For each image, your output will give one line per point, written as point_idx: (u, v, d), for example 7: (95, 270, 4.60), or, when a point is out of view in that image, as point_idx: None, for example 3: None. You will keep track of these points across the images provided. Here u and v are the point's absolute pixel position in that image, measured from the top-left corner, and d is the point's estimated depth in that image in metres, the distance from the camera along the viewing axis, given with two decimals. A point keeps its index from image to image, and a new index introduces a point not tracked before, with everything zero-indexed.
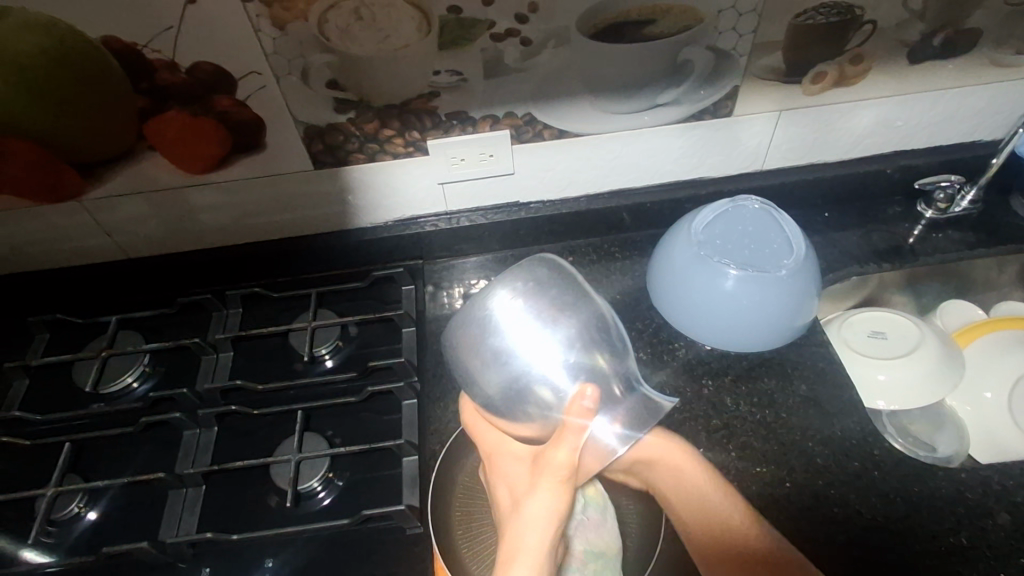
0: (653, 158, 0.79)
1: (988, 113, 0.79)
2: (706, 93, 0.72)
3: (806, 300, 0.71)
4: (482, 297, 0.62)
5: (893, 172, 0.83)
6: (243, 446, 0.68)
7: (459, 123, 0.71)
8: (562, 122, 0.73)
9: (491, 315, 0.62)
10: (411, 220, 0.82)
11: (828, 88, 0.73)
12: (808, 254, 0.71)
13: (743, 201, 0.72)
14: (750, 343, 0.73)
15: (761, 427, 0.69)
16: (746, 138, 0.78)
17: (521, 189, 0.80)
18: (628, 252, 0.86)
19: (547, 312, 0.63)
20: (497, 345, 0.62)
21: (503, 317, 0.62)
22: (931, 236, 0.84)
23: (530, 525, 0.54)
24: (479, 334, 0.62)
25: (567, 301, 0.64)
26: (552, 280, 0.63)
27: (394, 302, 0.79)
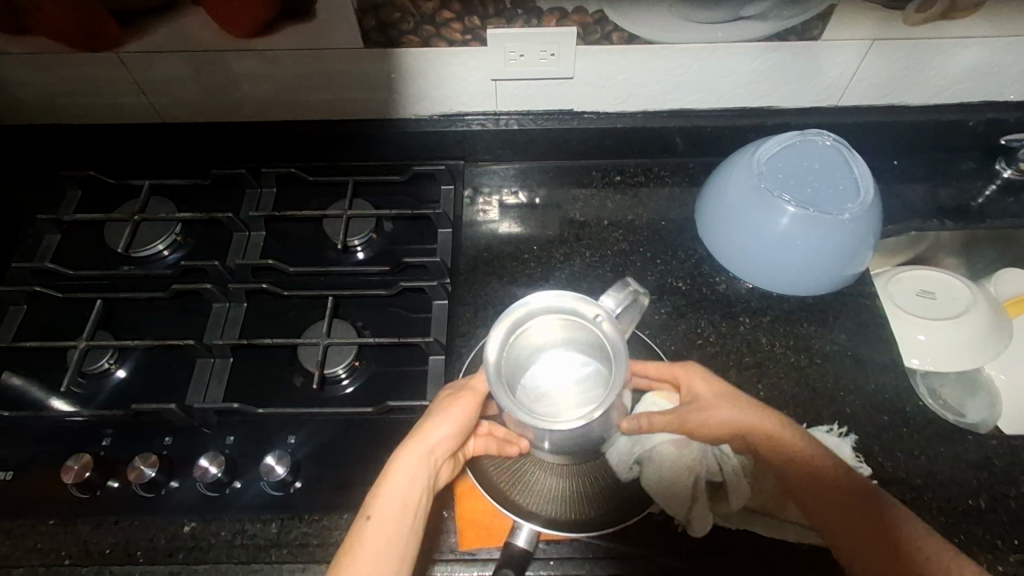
0: (722, 78, 0.73)
1: None
2: (797, 11, 0.65)
3: (862, 250, 0.68)
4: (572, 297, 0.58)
5: (978, 126, 0.77)
6: (272, 325, 0.68)
7: (524, 12, 0.66)
8: (634, 27, 0.67)
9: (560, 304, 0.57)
10: (457, 117, 0.78)
11: (930, 21, 0.66)
12: (874, 200, 0.67)
13: (814, 135, 0.68)
14: (794, 288, 0.71)
15: (794, 369, 0.68)
16: (827, 69, 0.72)
17: (576, 97, 0.76)
18: (678, 177, 0.82)
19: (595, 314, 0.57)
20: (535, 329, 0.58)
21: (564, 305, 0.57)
22: (1001, 198, 0.79)
23: (447, 418, 0.54)
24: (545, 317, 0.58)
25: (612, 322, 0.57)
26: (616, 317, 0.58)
27: (431, 201, 0.77)
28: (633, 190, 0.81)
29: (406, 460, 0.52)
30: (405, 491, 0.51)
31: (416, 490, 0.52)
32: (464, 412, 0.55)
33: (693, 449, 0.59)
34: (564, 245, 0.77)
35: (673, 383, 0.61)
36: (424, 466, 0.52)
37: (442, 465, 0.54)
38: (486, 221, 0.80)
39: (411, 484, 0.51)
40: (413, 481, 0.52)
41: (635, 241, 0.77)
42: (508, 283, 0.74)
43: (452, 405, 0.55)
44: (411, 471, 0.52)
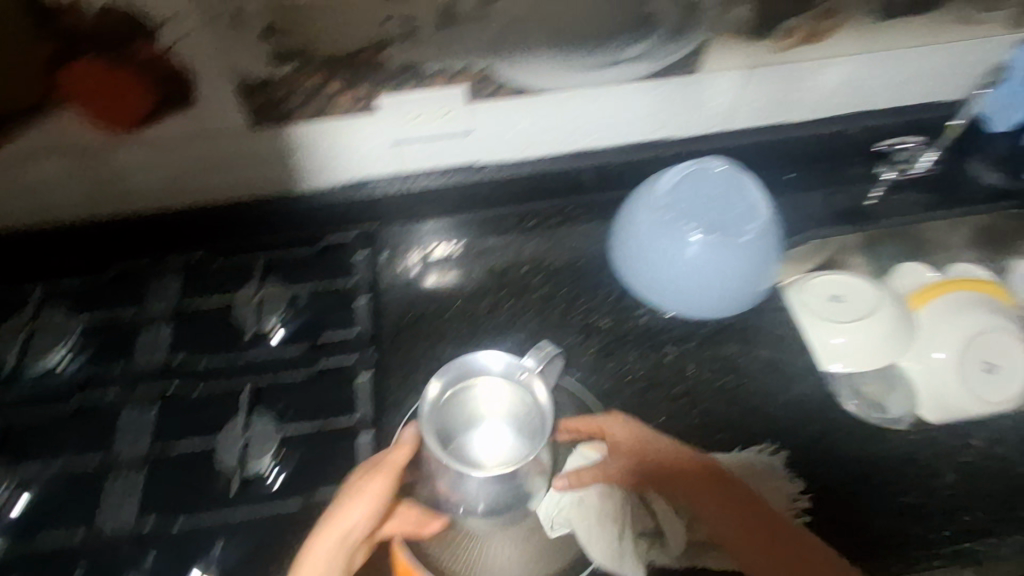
0: (616, 116, 0.75)
1: (953, 72, 0.77)
2: (673, 49, 0.68)
3: (767, 267, 0.70)
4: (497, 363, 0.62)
5: (858, 134, 0.81)
6: (187, 425, 0.64)
7: (412, 77, 0.66)
8: (523, 79, 0.69)
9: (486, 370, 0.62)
10: (364, 182, 0.77)
11: (795, 46, 0.71)
12: (773, 217, 0.70)
13: (708, 161, 0.70)
14: (712, 311, 0.72)
15: (722, 392, 0.69)
16: (711, 98, 0.75)
17: (478, 150, 0.76)
18: (591, 216, 0.82)
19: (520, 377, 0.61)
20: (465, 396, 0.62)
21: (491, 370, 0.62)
22: (890, 198, 0.83)
23: (359, 502, 0.56)
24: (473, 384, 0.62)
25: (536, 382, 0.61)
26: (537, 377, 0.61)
27: (345, 270, 0.74)
28: (550, 232, 0.82)
29: (320, 544, 0.55)
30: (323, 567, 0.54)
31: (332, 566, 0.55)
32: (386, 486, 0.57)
33: (617, 494, 0.61)
34: (487, 296, 0.77)
35: (600, 437, 0.64)
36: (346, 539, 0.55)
37: (359, 545, 0.57)
38: (407, 281, 0.78)
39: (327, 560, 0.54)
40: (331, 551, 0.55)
41: (556, 283, 0.78)
42: (435, 343, 0.73)
43: (364, 487, 0.57)
44: (327, 550, 0.55)
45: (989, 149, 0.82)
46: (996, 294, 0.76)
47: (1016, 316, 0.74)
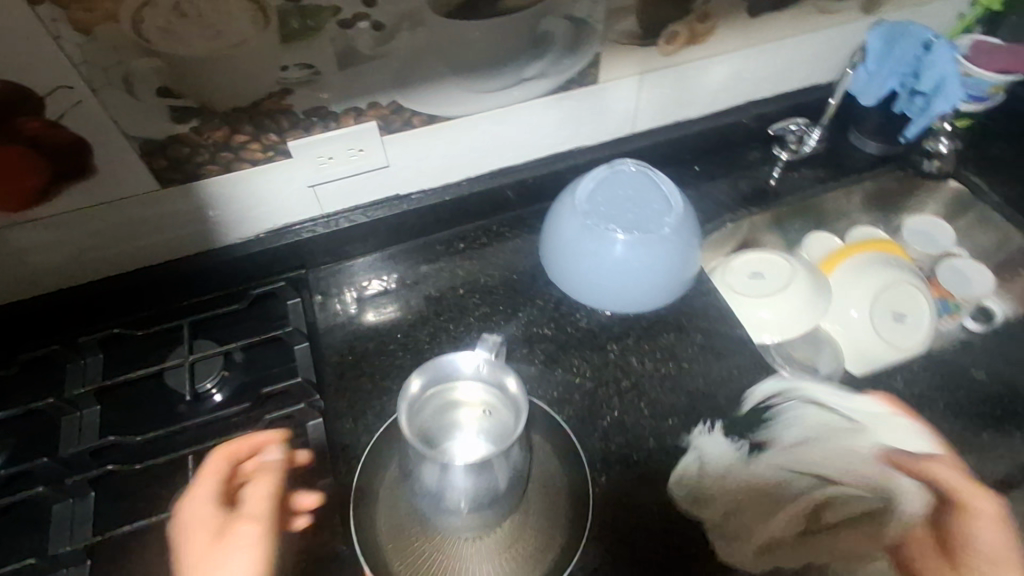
0: (527, 132, 0.78)
1: (824, 56, 0.84)
2: (570, 63, 0.71)
3: (690, 254, 0.74)
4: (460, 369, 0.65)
5: (751, 121, 0.87)
6: (130, 506, 0.61)
7: (320, 119, 0.66)
8: (432, 108, 0.70)
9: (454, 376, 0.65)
10: (286, 228, 0.76)
11: (681, 48, 0.75)
12: (686, 208, 0.74)
13: (620, 164, 0.74)
14: (647, 304, 0.75)
15: (667, 380, 0.72)
16: (613, 104, 0.79)
17: (398, 181, 0.77)
18: (518, 231, 0.85)
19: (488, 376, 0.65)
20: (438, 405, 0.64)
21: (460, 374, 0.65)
22: (789, 175, 0.89)
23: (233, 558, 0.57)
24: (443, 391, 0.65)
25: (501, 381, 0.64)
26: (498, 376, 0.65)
27: (279, 319, 0.73)
28: (480, 252, 0.83)
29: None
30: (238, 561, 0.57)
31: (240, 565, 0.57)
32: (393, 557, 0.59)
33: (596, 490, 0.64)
34: (428, 324, 0.77)
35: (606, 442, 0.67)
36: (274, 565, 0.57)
37: None
38: (345, 321, 0.77)
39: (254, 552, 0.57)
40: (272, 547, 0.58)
41: (494, 300, 0.79)
42: (382, 378, 0.72)
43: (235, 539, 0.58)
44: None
45: (864, 123, 0.88)
46: (893, 251, 0.83)
47: (914, 271, 0.81)
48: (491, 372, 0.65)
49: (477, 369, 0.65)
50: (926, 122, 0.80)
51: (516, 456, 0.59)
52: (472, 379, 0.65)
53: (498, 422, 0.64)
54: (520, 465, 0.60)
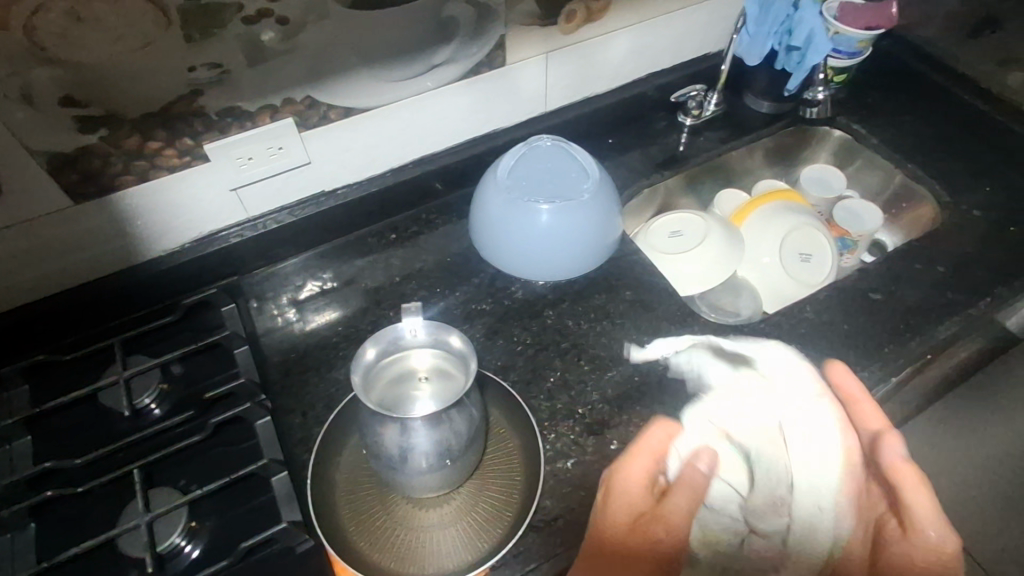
0: (444, 119, 0.80)
1: (712, 26, 0.91)
2: (477, 47, 0.74)
3: (612, 218, 0.78)
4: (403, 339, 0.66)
5: (654, 92, 0.93)
6: (79, 531, 0.59)
7: (234, 119, 0.66)
8: (347, 100, 0.71)
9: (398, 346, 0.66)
10: (213, 236, 0.76)
11: (580, 26, 0.80)
12: (602, 175, 0.78)
13: (536, 140, 0.77)
14: (577, 268, 0.79)
15: (604, 337, 0.75)
16: (524, 85, 0.82)
17: (322, 176, 0.78)
18: (447, 216, 0.87)
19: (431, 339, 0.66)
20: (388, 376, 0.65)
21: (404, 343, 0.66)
22: (696, 139, 0.95)
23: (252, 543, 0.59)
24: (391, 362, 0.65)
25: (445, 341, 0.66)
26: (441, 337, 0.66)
27: (216, 328, 0.72)
28: (413, 240, 0.85)
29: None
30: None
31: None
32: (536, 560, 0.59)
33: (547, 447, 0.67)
34: (370, 314, 0.78)
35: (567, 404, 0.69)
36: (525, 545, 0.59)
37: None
38: (284, 321, 0.77)
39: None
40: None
41: (432, 284, 0.80)
42: (328, 372, 0.72)
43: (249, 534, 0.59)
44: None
45: (754, 85, 0.94)
46: (793, 199, 0.90)
47: (812, 214, 0.88)
48: (434, 335, 0.66)
49: (424, 332, 0.66)
50: (802, 74, 0.86)
51: (471, 421, 0.61)
52: (417, 344, 0.66)
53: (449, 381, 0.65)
54: (476, 424, 0.62)
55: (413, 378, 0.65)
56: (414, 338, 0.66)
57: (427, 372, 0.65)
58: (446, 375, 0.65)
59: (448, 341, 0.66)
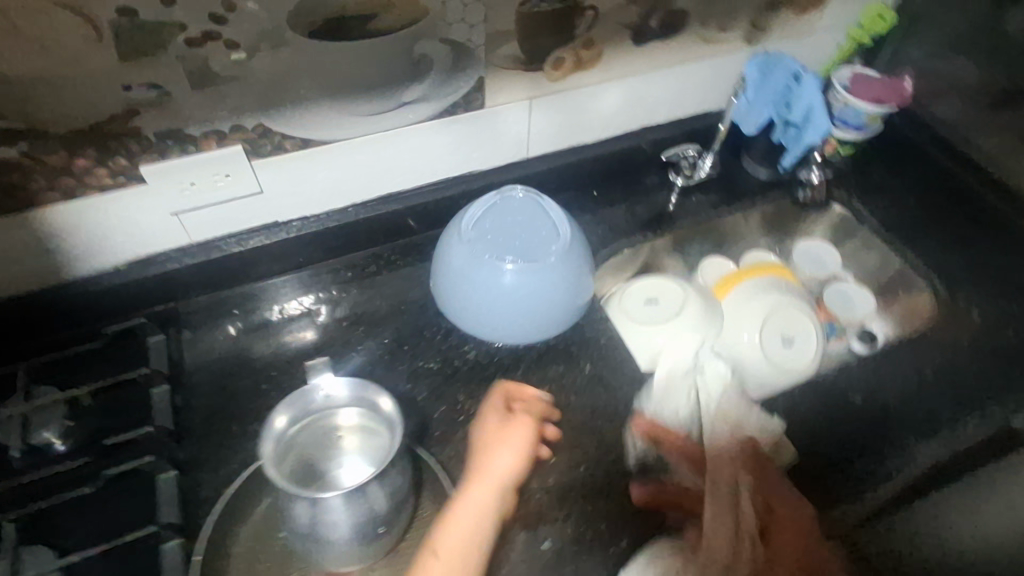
0: (413, 158, 0.75)
1: (713, 85, 0.86)
2: (453, 87, 0.69)
3: (580, 282, 0.73)
4: (325, 397, 0.60)
5: (647, 147, 0.87)
6: None
7: (176, 143, 0.61)
8: (305, 132, 0.66)
9: (319, 405, 0.60)
10: (151, 259, 0.70)
11: (568, 74, 0.74)
12: (575, 236, 0.72)
13: (509, 191, 0.72)
14: (539, 333, 0.74)
15: (556, 414, 0.70)
16: (505, 129, 0.77)
17: (276, 208, 0.72)
18: (410, 258, 0.82)
19: (354, 398, 0.60)
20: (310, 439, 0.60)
21: (325, 402, 0.60)
22: (686, 201, 0.90)
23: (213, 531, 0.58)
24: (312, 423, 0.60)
25: (370, 402, 0.60)
26: (365, 397, 0.60)
27: (139, 359, 0.67)
28: (369, 282, 0.79)
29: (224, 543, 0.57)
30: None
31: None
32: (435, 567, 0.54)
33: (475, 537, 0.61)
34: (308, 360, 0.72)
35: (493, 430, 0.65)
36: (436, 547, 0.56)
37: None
38: (217, 358, 0.72)
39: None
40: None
41: (380, 333, 0.75)
42: (253, 422, 0.66)
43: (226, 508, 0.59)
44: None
45: (754, 148, 0.90)
46: (781, 274, 0.84)
47: (801, 294, 0.83)
48: (358, 395, 0.60)
49: (344, 390, 0.60)
50: (798, 151, 0.83)
51: (389, 502, 0.55)
52: (341, 403, 0.60)
53: (378, 445, 0.61)
54: (397, 504, 0.57)
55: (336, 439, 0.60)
56: (332, 396, 0.60)
57: (347, 428, 0.61)
58: (367, 433, 0.61)
59: (374, 401, 0.60)
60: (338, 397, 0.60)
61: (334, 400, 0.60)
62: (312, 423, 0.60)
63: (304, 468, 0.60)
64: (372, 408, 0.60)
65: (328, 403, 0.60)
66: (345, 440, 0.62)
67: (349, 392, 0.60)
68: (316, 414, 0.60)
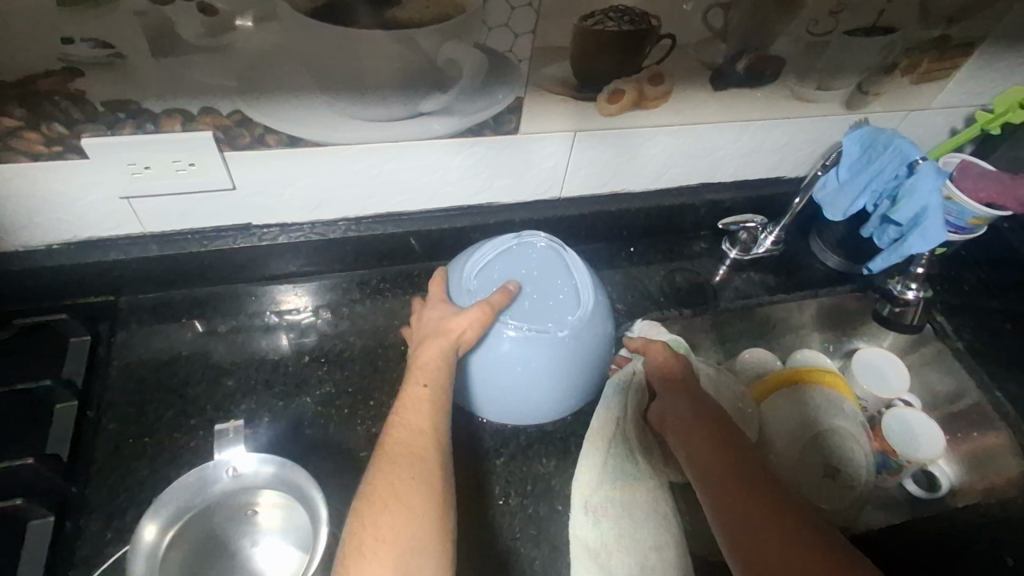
0: (423, 176, 0.62)
1: (792, 149, 0.72)
2: (482, 104, 0.56)
3: (594, 363, 0.59)
4: (231, 474, 0.49)
5: (700, 207, 0.74)
6: None
7: (129, 116, 0.49)
8: (291, 128, 0.54)
9: (222, 483, 0.49)
10: (91, 244, 0.58)
11: (626, 110, 0.61)
12: (597, 307, 0.58)
13: (528, 237, 0.60)
14: (534, 414, 0.60)
15: (533, 522, 0.57)
16: (537, 161, 0.64)
17: (249, 209, 0.60)
18: (401, 289, 0.69)
19: (266, 477, 0.49)
20: (215, 523, 0.48)
21: (230, 480, 0.49)
22: (734, 277, 0.76)
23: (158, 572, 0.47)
24: (214, 504, 0.49)
25: (288, 485, 0.48)
26: (278, 479, 0.49)
27: (54, 359, 0.56)
28: (347, 310, 0.67)
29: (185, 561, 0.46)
30: (391, 549, 0.38)
31: (438, 501, 0.41)
32: (423, 412, 0.46)
33: None
34: (252, 394, 0.60)
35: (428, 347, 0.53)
36: (425, 393, 0.47)
37: None
38: (150, 367, 0.61)
39: (407, 526, 0.39)
40: (398, 534, 0.38)
41: (345, 376, 0.62)
42: (167, 465, 0.55)
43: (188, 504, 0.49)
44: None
45: (828, 232, 0.76)
46: (840, 390, 0.69)
47: (858, 419, 0.67)
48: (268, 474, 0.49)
49: (256, 465, 0.49)
50: (895, 258, 0.66)
51: None
52: (251, 482, 0.49)
53: (304, 534, 0.48)
54: None
55: (250, 522, 0.49)
56: (239, 475, 0.49)
57: (264, 505, 0.49)
58: (290, 508, 0.49)
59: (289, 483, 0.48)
60: (245, 475, 0.49)
61: (241, 478, 0.49)
62: (216, 504, 0.49)
63: (207, 553, 0.47)
64: (295, 490, 0.48)
65: (233, 480, 0.49)
66: (263, 516, 0.49)
67: (258, 469, 0.49)
68: (218, 494, 0.49)
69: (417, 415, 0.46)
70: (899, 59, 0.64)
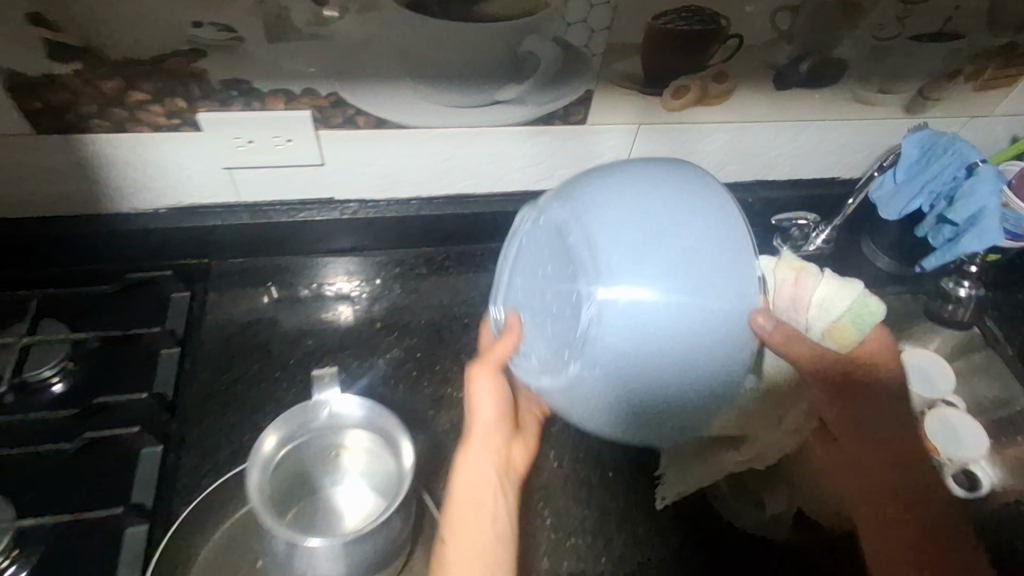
0: (492, 161, 0.66)
1: (848, 151, 0.73)
2: (554, 95, 0.60)
3: (689, 312, 0.42)
4: (333, 412, 0.53)
5: (754, 203, 0.76)
6: None
7: (240, 95, 0.55)
8: (378, 110, 0.58)
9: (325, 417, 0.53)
10: (192, 211, 0.64)
11: (688, 106, 0.64)
12: (624, 244, 0.43)
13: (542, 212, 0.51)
14: (696, 411, 0.46)
15: (584, 487, 0.60)
16: (600, 152, 0.68)
17: (332, 185, 0.65)
18: (464, 268, 0.74)
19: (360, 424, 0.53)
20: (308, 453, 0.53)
21: (332, 416, 0.53)
22: None
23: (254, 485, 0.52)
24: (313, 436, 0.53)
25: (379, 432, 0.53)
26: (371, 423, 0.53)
27: (155, 313, 0.62)
28: (413, 284, 0.72)
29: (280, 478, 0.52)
30: None
31: None
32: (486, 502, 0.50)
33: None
34: (329, 356, 0.65)
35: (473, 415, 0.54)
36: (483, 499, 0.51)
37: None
38: (237, 324, 0.67)
39: None
40: None
41: (412, 344, 0.67)
42: (252, 413, 0.60)
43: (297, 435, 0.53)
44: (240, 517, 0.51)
45: (880, 234, 0.77)
46: None
47: None
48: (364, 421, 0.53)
49: (355, 409, 0.53)
50: (947, 258, 0.68)
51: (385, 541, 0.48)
52: (347, 424, 0.53)
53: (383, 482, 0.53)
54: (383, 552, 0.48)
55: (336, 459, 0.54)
56: (337, 415, 0.53)
57: (351, 448, 0.54)
58: (376, 455, 0.54)
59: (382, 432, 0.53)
60: (344, 416, 0.53)
61: (338, 420, 0.53)
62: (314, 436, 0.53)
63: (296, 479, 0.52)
64: (385, 436, 0.53)
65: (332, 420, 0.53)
66: (348, 458, 0.54)
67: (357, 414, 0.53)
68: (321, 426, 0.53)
69: (476, 488, 0.51)
70: (963, 66, 0.65)
